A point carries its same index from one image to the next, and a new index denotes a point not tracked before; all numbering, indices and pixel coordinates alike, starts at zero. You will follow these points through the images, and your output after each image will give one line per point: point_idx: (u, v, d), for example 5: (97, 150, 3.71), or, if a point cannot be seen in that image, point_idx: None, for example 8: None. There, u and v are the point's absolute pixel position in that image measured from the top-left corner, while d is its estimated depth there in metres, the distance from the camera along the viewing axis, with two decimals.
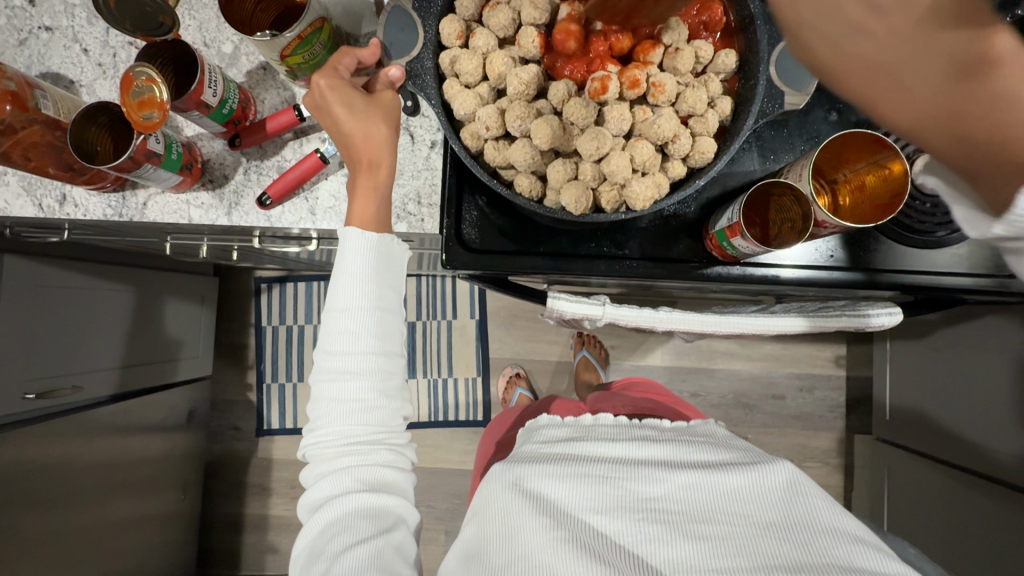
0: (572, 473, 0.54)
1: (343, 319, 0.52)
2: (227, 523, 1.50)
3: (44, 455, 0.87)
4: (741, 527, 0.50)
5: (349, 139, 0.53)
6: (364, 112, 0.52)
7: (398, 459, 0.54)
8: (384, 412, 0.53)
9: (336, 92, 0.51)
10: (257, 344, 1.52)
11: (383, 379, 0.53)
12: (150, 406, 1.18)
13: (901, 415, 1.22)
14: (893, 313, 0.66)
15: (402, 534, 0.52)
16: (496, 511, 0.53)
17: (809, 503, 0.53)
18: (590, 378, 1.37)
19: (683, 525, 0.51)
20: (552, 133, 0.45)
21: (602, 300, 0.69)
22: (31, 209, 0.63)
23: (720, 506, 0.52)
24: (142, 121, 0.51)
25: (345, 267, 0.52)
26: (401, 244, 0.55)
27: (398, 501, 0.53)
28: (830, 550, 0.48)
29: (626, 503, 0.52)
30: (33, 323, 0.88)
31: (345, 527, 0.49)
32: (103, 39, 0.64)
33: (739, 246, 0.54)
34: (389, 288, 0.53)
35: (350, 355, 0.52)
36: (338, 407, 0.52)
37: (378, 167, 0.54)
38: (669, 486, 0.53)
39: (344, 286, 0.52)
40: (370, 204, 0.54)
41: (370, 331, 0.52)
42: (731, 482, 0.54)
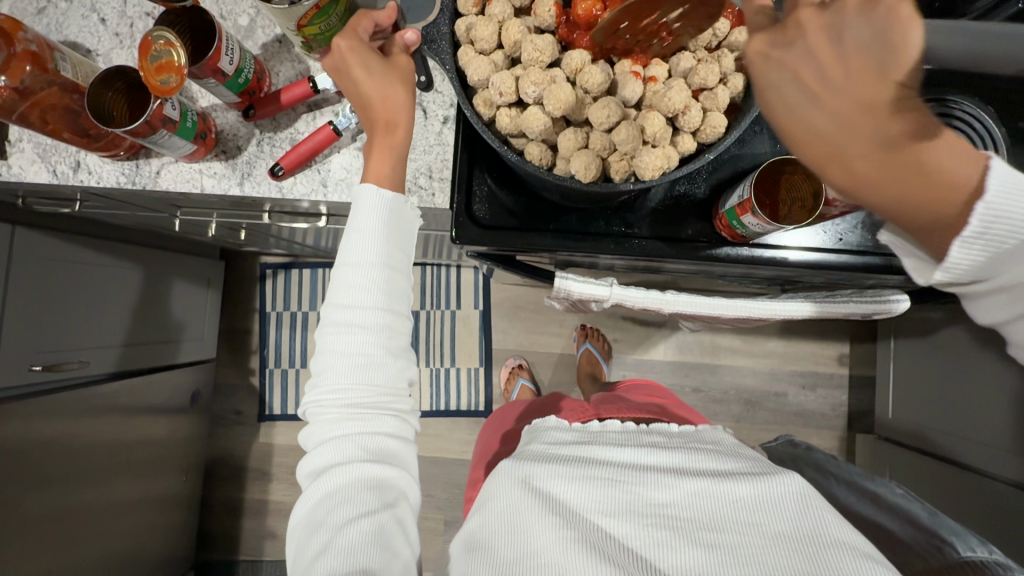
0: (580, 474, 0.55)
1: (354, 273, 0.52)
2: (227, 507, 1.50)
3: (48, 430, 0.88)
4: (749, 535, 0.49)
5: (368, 104, 0.52)
6: (382, 76, 0.52)
7: (403, 427, 0.55)
8: (389, 373, 0.53)
9: (356, 55, 0.51)
10: (261, 329, 1.53)
11: (390, 336, 0.53)
12: (154, 386, 1.18)
13: (904, 413, 1.21)
14: (900, 301, 0.68)
15: (403, 508, 0.52)
16: (504, 506, 0.53)
17: (821, 516, 0.50)
18: (592, 370, 1.37)
19: (690, 532, 0.50)
20: (565, 100, 0.45)
21: (609, 282, 0.70)
22: (44, 175, 0.63)
23: (729, 514, 0.51)
24: (159, 86, 0.52)
25: (357, 225, 0.52)
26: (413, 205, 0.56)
27: (400, 474, 0.52)
28: (842, 567, 0.46)
29: (635, 508, 0.52)
30: (43, 296, 0.89)
31: (348, 495, 0.49)
32: (120, 10, 0.65)
33: (749, 224, 0.55)
34: (398, 249, 0.54)
35: (359, 309, 0.52)
36: (341, 360, 0.52)
37: (395, 131, 0.54)
38: (678, 493, 0.53)
39: (355, 243, 0.52)
40: (384, 168, 0.54)
41: (378, 290, 0.52)
42: (739, 489, 0.53)
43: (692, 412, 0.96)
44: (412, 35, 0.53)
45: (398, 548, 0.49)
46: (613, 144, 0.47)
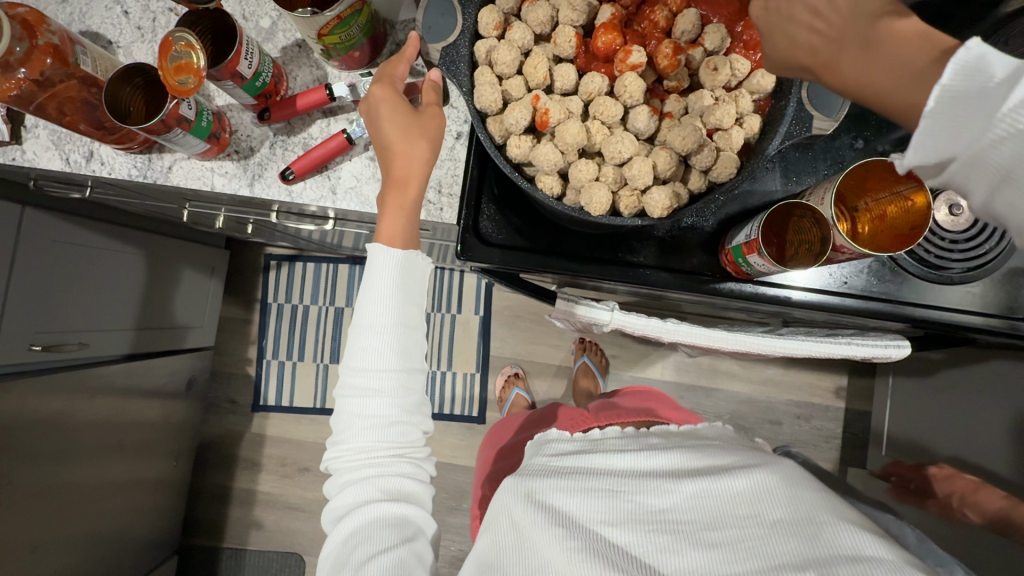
0: (582, 487, 0.54)
1: (372, 338, 0.52)
2: (215, 494, 1.51)
3: (44, 409, 0.88)
4: (745, 529, 0.49)
5: (390, 153, 0.54)
6: (406, 128, 0.53)
7: (421, 471, 0.55)
8: (409, 428, 0.54)
9: (387, 106, 0.53)
10: (261, 320, 1.53)
11: (404, 395, 0.54)
12: (152, 369, 1.19)
13: (898, 450, 1.21)
14: (900, 346, 0.68)
15: (424, 545, 0.51)
16: (509, 523, 0.53)
17: (813, 499, 0.51)
18: (588, 385, 1.37)
19: (690, 533, 0.50)
20: (577, 134, 0.46)
21: (611, 306, 0.69)
22: (57, 162, 0.63)
23: (726, 510, 0.51)
24: (177, 86, 0.52)
25: (370, 284, 0.52)
26: (425, 255, 0.55)
27: (418, 511, 0.53)
28: (836, 540, 0.46)
29: (637, 515, 0.52)
30: (50, 276, 0.89)
31: (370, 537, 0.49)
32: (144, 4, 0.65)
33: (755, 263, 0.54)
34: (413, 305, 0.54)
35: (375, 373, 0.52)
36: (361, 424, 0.53)
37: (409, 184, 0.54)
38: (676, 497, 0.53)
39: (372, 306, 0.52)
40: (397, 222, 0.54)
41: (392, 350, 0.52)
42: (736, 483, 0.52)
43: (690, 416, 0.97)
44: (437, 73, 0.55)
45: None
46: (624, 178, 0.47)
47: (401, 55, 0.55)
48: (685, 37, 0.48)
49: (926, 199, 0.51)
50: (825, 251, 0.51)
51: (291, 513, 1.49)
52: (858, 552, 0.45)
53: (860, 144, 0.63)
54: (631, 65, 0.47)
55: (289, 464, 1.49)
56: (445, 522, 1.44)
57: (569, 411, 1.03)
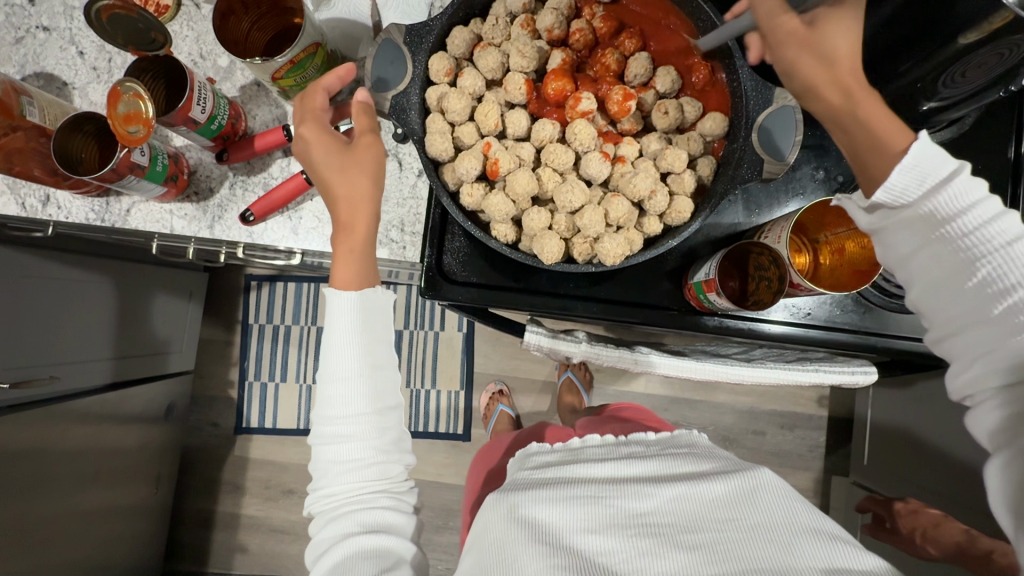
0: (564, 495, 0.51)
1: (341, 385, 0.49)
2: (198, 519, 1.49)
3: (19, 444, 0.86)
4: (724, 531, 0.47)
5: (333, 196, 0.50)
6: (342, 164, 0.49)
7: (401, 504, 0.52)
8: (384, 463, 0.51)
9: (317, 143, 0.49)
10: (243, 341, 1.51)
11: (380, 434, 0.51)
12: (130, 397, 1.17)
13: (879, 461, 1.21)
14: (868, 372, 0.68)
15: (405, 573, 0.47)
16: (492, 540, 0.49)
17: (792, 507, 0.49)
18: (572, 401, 1.36)
19: (671, 535, 0.48)
20: (526, 184, 0.46)
21: (579, 338, 0.69)
22: (13, 207, 0.62)
23: (705, 513, 0.49)
24: (127, 136, 0.51)
25: (332, 330, 0.50)
26: (386, 289, 0.52)
27: (398, 541, 0.49)
28: (812, 551, 0.45)
29: (619, 520, 0.49)
30: (18, 312, 0.88)
31: (346, 570, 0.46)
32: (100, 44, 0.64)
33: (715, 301, 0.54)
34: (378, 342, 0.51)
35: (346, 419, 0.50)
36: (334, 468, 0.50)
37: (355, 225, 0.50)
38: (657, 500, 0.50)
39: (335, 355, 0.49)
40: (351, 265, 0.51)
41: (360, 394, 0.50)
42: (714, 488, 0.51)
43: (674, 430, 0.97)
44: (363, 94, 0.48)
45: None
46: (576, 226, 0.47)
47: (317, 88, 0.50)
48: (635, 82, 0.48)
49: None
50: (781, 289, 0.52)
51: (276, 536, 1.47)
52: (834, 565, 0.44)
53: (822, 175, 0.62)
54: (581, 112, 0.46)
55: (274, 486, 1.48)
56: (432, 541, 1.43)
57: (554, 430, 1.02)
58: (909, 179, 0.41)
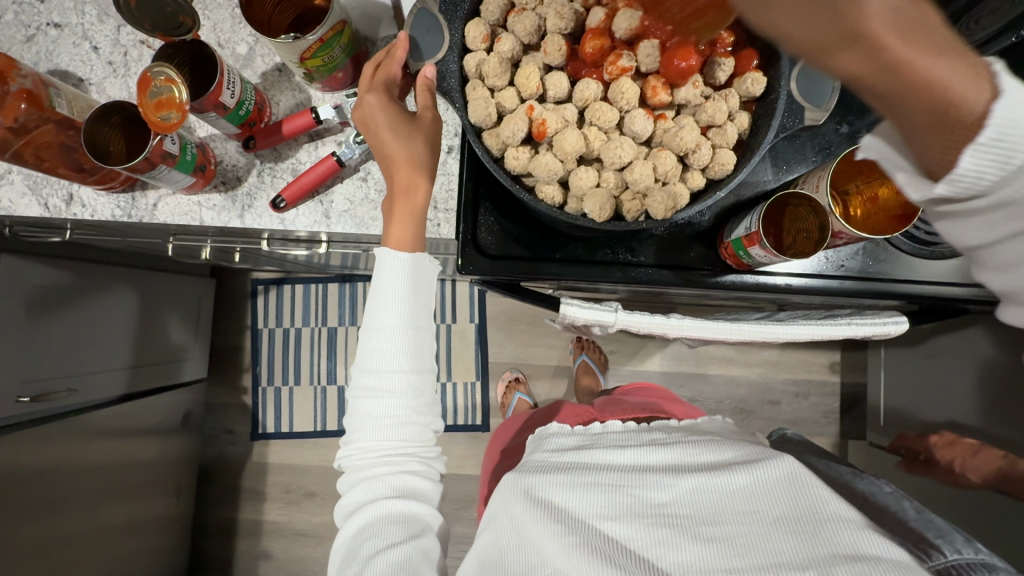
0: (582, 481, 0.51)
1: (377, 338, 0.49)
2: (220, 528, 1.47)
3: (38, 459, 0.85)
4: (742, 524, 0.47)
5: (391, 161, 0.50)
6: (406, 132, 0.49)
7: (431, 469, 0.52)
8: (420, 427, 0.51)
9: (382, 112, 0.48)
10: (253, 347, 1.50)
11: (415, 396, 0.50)
12: (145, 408, 1.15)
13: (895, 420, 1.23)
14: (900, 322, 0.69)
15: (432, 541, 0.48)
16: (508, 521, 0.50)
17: (817, 494, 0.48)
18: (589, 382, 1.37)
19: (689, 527, 0.47)
20: (573, 146, 0.46)
21: (614, 306, 0.69)
22: (36, 208, 0.61)
23: (725, 505, 0.48)
24: (159, 122, 0.51)
25: (379, 288, 0.49)
26: (434, 257, 0.52)
27: (428, 508, 0.50)
28: (836, 538, 0.44)
29: (637, 510, 0.49)
30: (34, 323, 0.87)
31: (374, 532, 0.47)
32: (113, 37, 0.63)
33: (756, 255, 0.55)
34: (422, 306, 0.50)
35: (382, 373, 0.49)
36: (372, 424, 0.50)
37: (418, 189, 0.51)
38: (676, 490, 0.50)
39: (378, 308, 0.49)
40: (407, 227, 0.51)
41: (401, 350, 0.49)
42: (734, 480, 0.50)
43: (690, 406, 0.96)
44: (431, 69, 0.47)
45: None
46: (624, 182, 0.48)
47: (390, 59, 0.49)
48: (624, 37, 0.46)
49: None
50: (823, 239, 0.53)
51: (299, 540, 1.46)
52: (857, 552, 0.42)
53: (846, 129, 0.63)
54: (622, 72, 0.47)
55: (295, 490, 1.47)
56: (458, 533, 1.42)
57: (573, 408, 1.01)
58: (996, 205, 0.35)
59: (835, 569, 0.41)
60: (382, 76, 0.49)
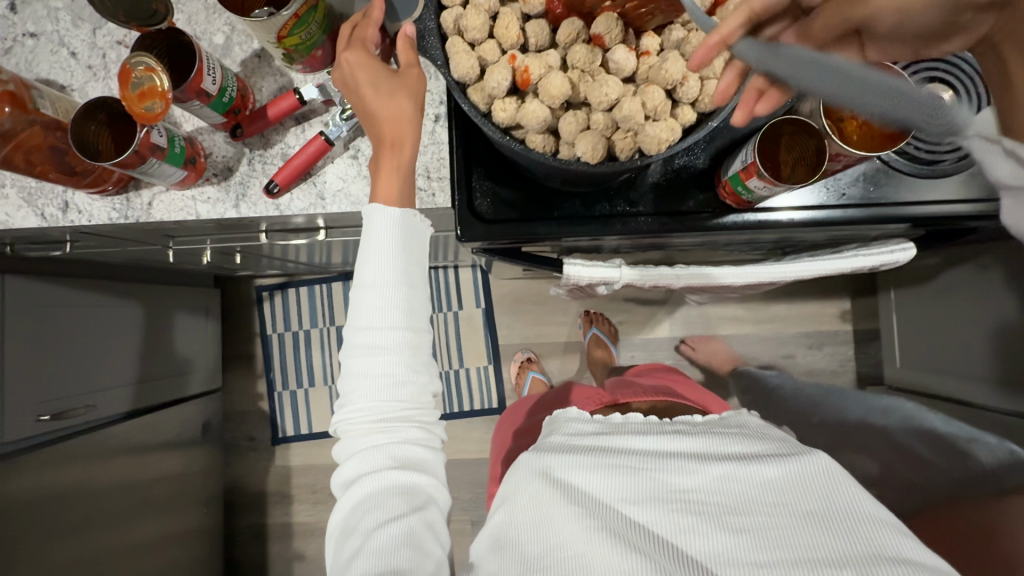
0: (603, 463, 0.52)
1: (371, 295, 0.49)
2: (251, 535, 1.48)
3: (64, 478, 0.85)
4: (772, 515, 0.46)
5: (374, 119, 0.49)
6: (388, 89, 0.48)
7: (431, 435, 0.52)
8: (416, 386, 0.51)
9: (362, 67, 0.47)
10: (264, 353, 1.51)
11: (412, 355, 0.50)
12: (164, 421, 1.16)
13: (912, 361, 1.22)
14: (907, 249, 0.68)
15: (433, 513, 0.50)
16: (526, 500, 0.51)
17: (849, 488, 0.48)
18: (602, 355, 1.36)
19: (714, 515, 0.47)
20: (558, 89, 0.46)
21: (617, 263, 0.69)
22: (33, 219, 0.62)
23: (754, 496, 0.48)
24: (143, 113, 0.50)
25: (370, 245, 0.49)
26: (424, 217, 0.52)
27: (430, 479, 0.51)
28: (870, 538, 0.43)
29: (659, 495, 0.49)
30: (44, 342, 0.87)
31: (378, 505, 0.48)
32: (90, 41, 0.63)
33: (755, 188, 0.54)
34: (414, 265, 0.51)
35: (379, 330, 0.49)
36: (369, 382, 0.49)
37: (404, 145, 0.50)
38: (702, 477, 0.50)
39: (371, 264, 0.49)
40: (393, 182, 0.50)
41: (396, 307, 0.49)
42: (764, 471, 0.50)
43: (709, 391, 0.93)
44: (411, 27, 0.48)
45: (431, 551, 0.48)
46: (615, 122, 0.47)
47: (367, 19, 0.49)
48: None
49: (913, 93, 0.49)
50: (822, 163, 0.55)
51: None
52: (891, 554, 0.42)
53: None
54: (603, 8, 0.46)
55: (320, 491, 1.47)
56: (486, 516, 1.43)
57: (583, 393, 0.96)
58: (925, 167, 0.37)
59: (873, 569, 0.41)
60: (360, 36, 0.49)
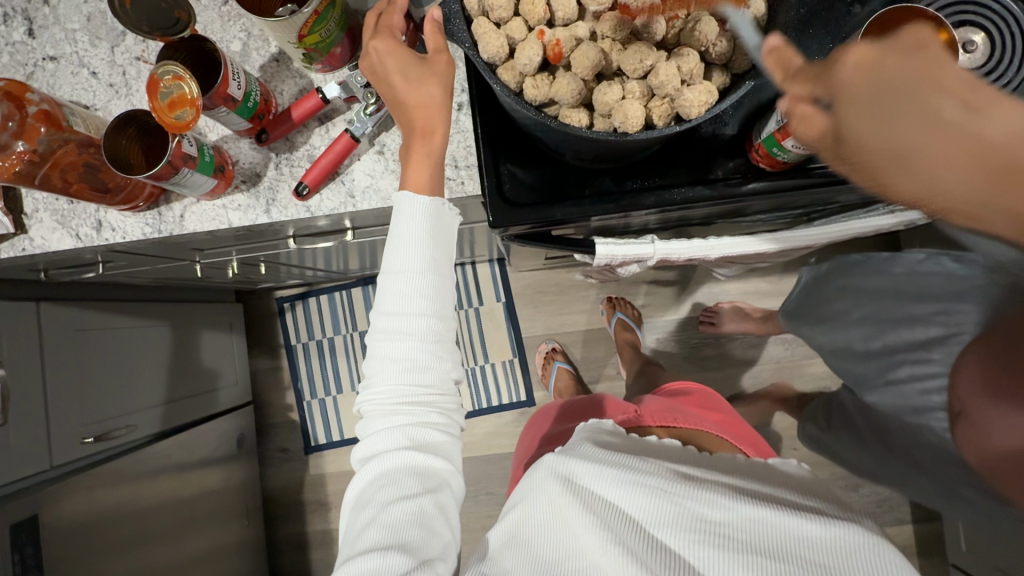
0: (631, 481, 0.48)
1: (398, 281, 0.48)
2: (293, 544, 1.49)
3: (113, 497, 0.86)
4: (804, 569, 0.42)
5: (404, 108, 0.49)
6: (416, 76, 0.47)
7: (451, 422, 0.50)
8: (439, 372, 0.49)
9: (389, 56, 0.47)
10: (290, 364, 1.51)
11: (436, 340, 0.48)
12: (201, 437, 1.16)
13: None
14: None
15: (447, 497, 0.48)
16: (544, 504, 0.49)
17: (893, 567, 0.43)
18: (629, 339, 1.36)
19: (741, 550, 0.43)
20: (592, 62, 0.45)
21: (650, 238, 0.68)
22: (68, 241, 0.62)
23: (786, 545, 0.44)
24: (175, 122, 0.51)
25: (397, 233, 0.48)
26: (453, 206, 0.51)
27: (445, 463, 0.49)
28: None
29: (683, 522, 0.46)
30: (81, 366, 0.88)
31: (390, 482, 0.46)
32: (109, 59, 0.63)
33: (791, 148, 0.54)
34: (443, 253, 0.49)
35: (401, 315, 0.47)
36: (390, 364, 0.48)
37: (434, 132, 0.49)
38: (734, 513, 0.46)
39: (398, 250, 0.48)
40: (425, 168, 0.49)
41: (420, 292, 0.47)
42: (803, 528, 0.45)
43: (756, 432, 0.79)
44: (437, 11, 0.47)
45: (440, 532, 0.47)
46: (649, 89, 0.46)
47: (392, 7, 0.49)
48: None
49: (952, 33, 0.50)
50: None
51: None
52: None
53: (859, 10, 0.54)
54: None
55: None
56: None
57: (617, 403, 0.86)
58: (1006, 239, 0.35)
59: None
60: (384, 25, 0.49)
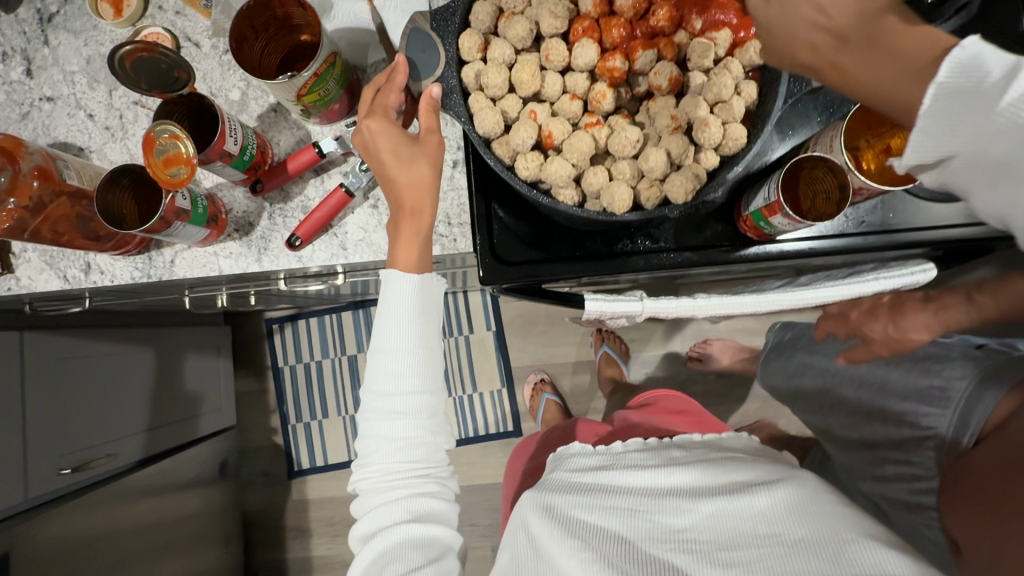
0: (600, 504, 0.49)
1: (389, 360, 0.48)
2: (272, 570, 1.46)
3: (91, 527, 0.85)
4: (763, 547, 0.43)
5: (394, 187, 0.49)
6: (408, 158, 0.48)
7: (446, 490, 0.51)
8: (429, 448, 0.49)
9: (381, 135, 0.47)
10: (277, 386, 1.50)
11: (431, 416, 0.49)
12: (182, 462, 1.14)
13: None
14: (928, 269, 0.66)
15: (452, 564, 0.47)
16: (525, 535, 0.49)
17: (838, 522, 0.44)
18: (614, 373, 1.36)
19: (706, 552, 0.44)
20: (586, 148, 0.47)
21: (638, 296, 0.69)
22: (56, 282, 0.62)
23: (745, 528, 0.45)
24: (170, 179, 0.51)
25: (387, 311, 0.48)
26: (440, 278, 0.51)
27: (446, 530, 0.48)
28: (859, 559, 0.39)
29: (655, 535, 0.46)
30: (63, 393, 0.87)
31: (397, 558, 0.45)
32: (107, 102, 0.63)
33: (778, 223, 0.55)
34: (433, 324, 0.50)
35: (394, 395, 0.48)
36: (387, 445, 0.48)
37: (423, 211, 0.50)
38: (695, 514, 0.46)
39: (388, 329, 0.48)
40: (411, 251, 0.50)
41: (413, 370, 0.48)
42: (755, 501, 0.46)
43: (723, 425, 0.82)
44: (435, 87, 0.47)
45: None
46: (639, 171, 0.48)
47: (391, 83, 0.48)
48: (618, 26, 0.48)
49: None
50: (845, 199, 0.55)
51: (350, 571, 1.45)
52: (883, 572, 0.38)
53: None
54: (618, 73, 0.47)
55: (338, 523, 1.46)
56: None
57: (590, 427, 0.86)
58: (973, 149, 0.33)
59: None
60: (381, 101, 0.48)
